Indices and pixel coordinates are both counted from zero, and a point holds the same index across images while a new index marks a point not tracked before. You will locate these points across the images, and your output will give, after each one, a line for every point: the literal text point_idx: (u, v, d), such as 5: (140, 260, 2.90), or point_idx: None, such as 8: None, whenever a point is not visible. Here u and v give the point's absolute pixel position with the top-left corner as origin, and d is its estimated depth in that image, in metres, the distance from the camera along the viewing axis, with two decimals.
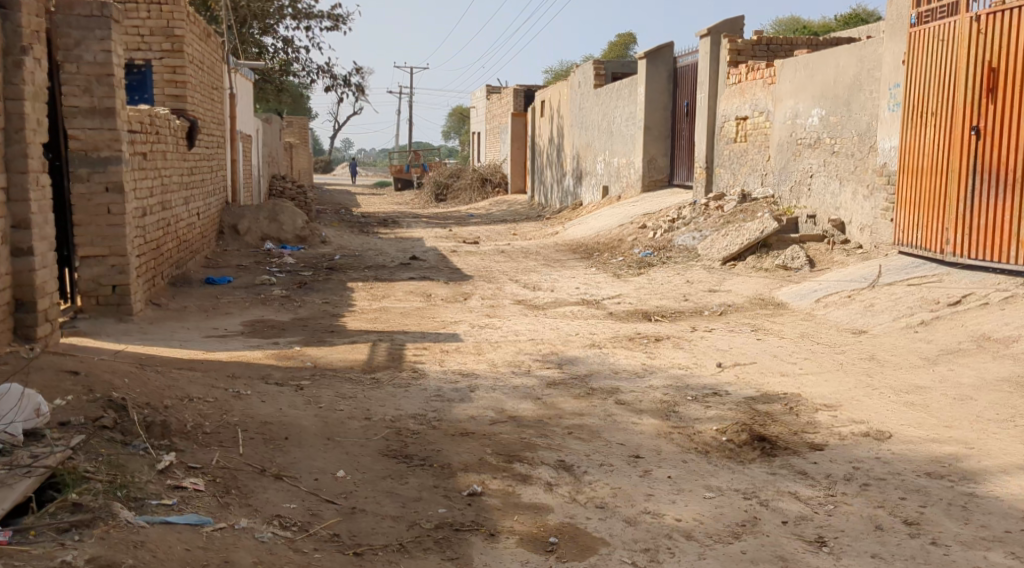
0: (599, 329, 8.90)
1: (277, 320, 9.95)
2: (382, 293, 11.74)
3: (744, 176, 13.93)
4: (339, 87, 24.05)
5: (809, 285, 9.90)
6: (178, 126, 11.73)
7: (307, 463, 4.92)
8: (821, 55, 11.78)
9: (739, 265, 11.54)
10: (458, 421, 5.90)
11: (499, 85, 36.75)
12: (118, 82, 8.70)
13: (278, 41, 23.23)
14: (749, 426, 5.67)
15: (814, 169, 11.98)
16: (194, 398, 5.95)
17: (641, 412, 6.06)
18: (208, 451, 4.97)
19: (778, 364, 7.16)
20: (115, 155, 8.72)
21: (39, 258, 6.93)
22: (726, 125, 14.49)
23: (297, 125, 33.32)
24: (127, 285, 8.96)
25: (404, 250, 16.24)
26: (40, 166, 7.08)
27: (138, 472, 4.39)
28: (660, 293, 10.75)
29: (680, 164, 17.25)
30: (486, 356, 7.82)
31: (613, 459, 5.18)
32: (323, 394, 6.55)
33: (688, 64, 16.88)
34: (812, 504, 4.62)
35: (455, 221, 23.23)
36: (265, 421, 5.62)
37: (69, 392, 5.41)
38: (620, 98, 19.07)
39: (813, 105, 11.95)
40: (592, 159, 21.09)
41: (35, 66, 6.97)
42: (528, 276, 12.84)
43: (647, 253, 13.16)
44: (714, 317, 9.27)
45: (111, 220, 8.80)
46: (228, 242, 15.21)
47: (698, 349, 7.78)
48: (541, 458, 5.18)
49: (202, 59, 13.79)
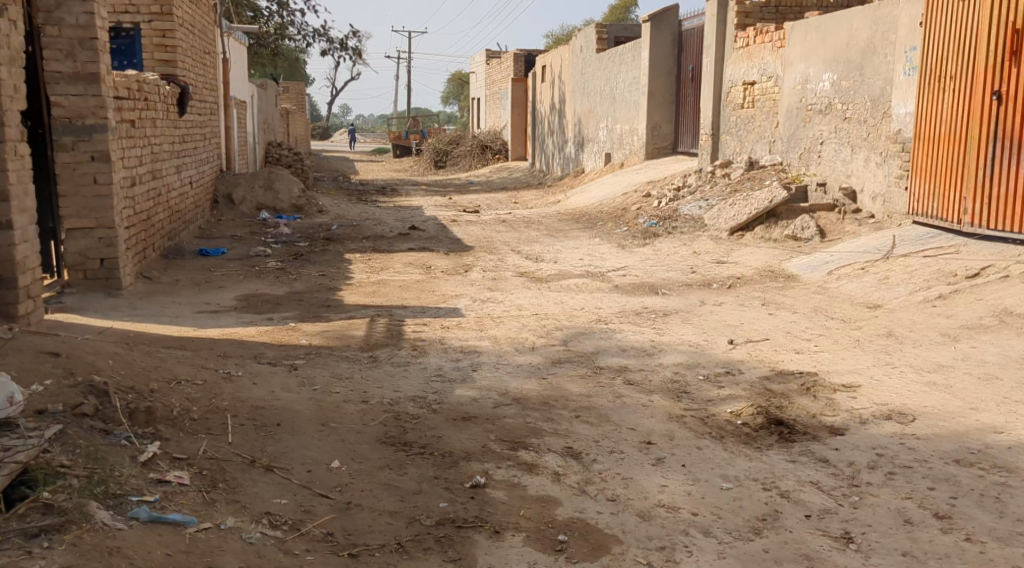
0: (605, 302, 8.61)
1: (272, 294, 9.65)
2: (380, 265, 11.42)
3: (752, 143, 13.58)
4: (336, 51, 23.55)
5: (820, 256, 9.60)
6: (168, 92, 11.35)
7: (300, 453, 4.63)
8: (833, 16, 11.38)
9: (747, 236, 11.27)
10: (460, 404, 5.62)
11: (499, 50, 36.21)
12: (102, 45, 8.32)
13: (274, 5, 22.67)
14: (766, 408, 5.37)
15: (825, 135, 11.63)
16: (182, 380, 5.67)
17: (651, 393, 5.77)
18: (195, 440, 4.69)
19: (792, 341, 6.87)
20: (100, 123, 8.37)
21: (20, 232, 6.66)
22: (733, 90, 14.10)
23: (294, 90, 32.85)
24: (115, 259, 8.66)
25: (404, 219, 15.91)
26: (18, 135, 6.76)
27: (119, 465, 4.10)
28: (667, 265, 10.46)
29: (685, 130, 16.88)
30: (489, 332, 7.53)
31: (624, 446, 4.88)
32: (318, 374, 6.28)
33: (694, 27, 16.46)
34: (837, 496, 4.32)
35: (456, 189, 22.91)
36: (257, 405, 5.34)
37: (49, 376, 5.15)
38: (623, 62, 18.65)
39: (824, 69, 11.58)
40: (595, 126, 20.68)
41: (10, 29, 6.61)
42: (530, 246, 12.54)
43: (651, 223, 12.85)
44: (723, 290, 8.98)
45: (98, 190, 8.48)
46: (223, 212, 14.89)
47: (708, 324, 7.49)
48: (547, 445, 4.89)
49: (194, 23, 13.38)
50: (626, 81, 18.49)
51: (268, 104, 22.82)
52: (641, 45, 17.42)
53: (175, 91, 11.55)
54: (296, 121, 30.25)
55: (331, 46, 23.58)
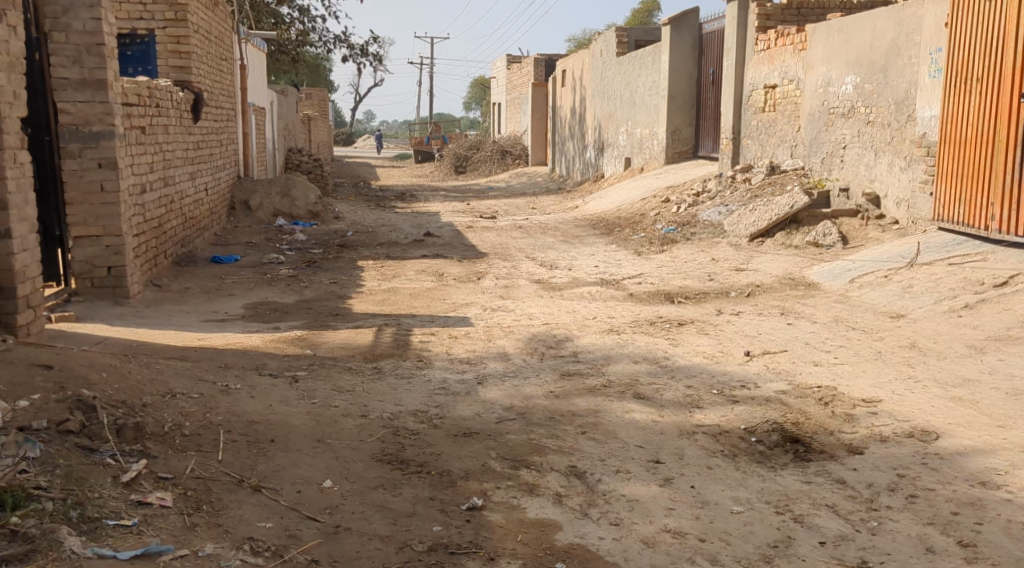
0: (619, 311, 8.38)
1: (281, 302, 9.48)
2: (392, 272, 11.24)
3: (772, 148, 13.30)
4: (357, 56, 23.42)
5: (843, 263, 9.34)
6: (181, 99, 11.23)
7: (291, 471, 4.44)
8: (856, 18, 11.10)
9: (767, 242, 11.03)
10: (462, 419, 5.41)
11: (519, 55, 36.10)
12: (109, 51, 8.19)
13: (295, 11, 22.58)
14: (782, 425, 5.12)
15: (848, 139, 11.34)
16: (178, 394, 5.50)
17: (662, 408, 5.54)
18: (184, 457, 4.51)
19: (811, 352, 6.61)
20: (108, 130, 8.23)
21: (19, 241, 6.53)
22: (754, 94, 13.83)
23: (316, 97, 32.82)
24: (122, 267, 8.51)
25: (420, 225, 15.76)
26: (18, 142, 6.62)
27: (98, 486, 3.93)
28: (684, 272, 10.22)
29: (705, 135, 16.62)
30: (497, 342, 7.33)
31: (630, 465, 4.65)
32: (320, 387, 6.09)
33: (715, 30, 16.20)
34: (854, 521, 4.06)
35: (474, 194, 22.78)
36: (252, 420, 5.16)
37: (38, 391, 5.00)
38: (642, 66, 18.41)
39: (847, 72, 11.30)
40: (615, 131, 20.44)
41: (10, 34, 6.48)
42: (545, 252, 12.34)
43: (670, 229, 12.61)
44: (741, 299, 8.73)
45: (105, 198, 8.34)
46: (240, 218, 14.78)
47: (724, 335, 7.25)
48: (550, 463, 4.67)
49: (210, 29, 13.28)
50: (646, 86, 18.25)
51: (289, 111, 22.74)
52: (662, 49, 17.18)
53: (189, 98, 11.44)
54: (317, 128, 30.23)
55: (351, 51, 23.45)
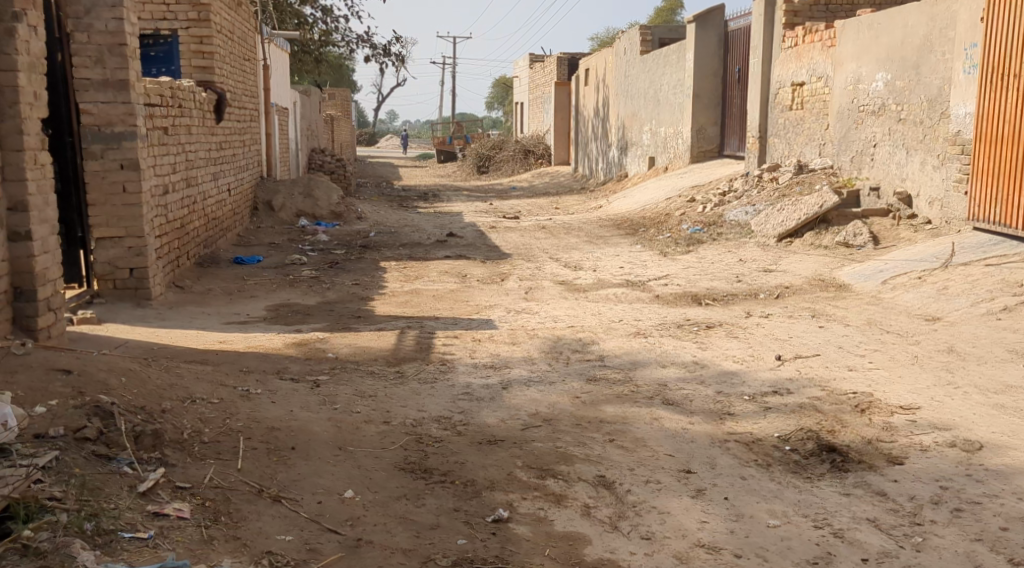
0: (645, 314, 8.22)
1: (303, 304, 9.39)
2: (414, 273, 11.13)
3: (800, 146, 13.08)
4: (379, 56, 23.34)
5: (875, 264, 9.13)
6: (204, 99, 11.18)
7: (311, 481, 4.32)
8: (887, 14, 10.88)
9: (796, 242, 10.82)
10: (487, 426, 5.27)
11: (542, 55, 35.92)
12: (131, 51, 8.12)
13: (317, 11, 22.52)
14: (817, 433, 4.94)
15: (878, 137, 11.11)
16: (198, 399, 5.40)
17: (692, 415, 5.38)
18: (202, 466, 4.40)
19: (845, 357, 6.43)
20: (130, 130, 8.15)
21: (40, 243, 6.43)
22: (781, 92, 13.61)
23: (338, 97, 32.77)
24: (145, 269, 8.42)
25: (442, 225, 15.63)
26: (39, 143, 6.52)
27: (115, 496, 3.84)
28: (711, 273, 10.03)
29: (731, 133, 16.41)
30: (522, 346, 7.19)
31: (661, 475, 4.50)
32: (341, 391, 5.97)
33: (741, 27, 15.99)
34: (897, 536, 3.90)
35: (497, 194, 22.66)
36: (272, 426, 5.04)
37: (56, 396, 4.90)
38: (667, 65, 18.21)
39: (878, 69, 11.08)
40: (639, 130, 20.25)
41: (30, 35, 6.40)
42: (569, 253, 12.18)
43: (696, 229, 12.43)
44: (770, 301, 8.55)
45: (127, 199, 8.26)
46: (263, 219, 14.73)
47: (755, 338, 7.07)
48: (578, 473, 4.53)
49: (233, 29, 13.23)
50: (670, 84, 18.05)
51: (312, 112, 22.68)
52: (686, 47, 16.98)
53: (211, 98, 11.38)
54: (340, 128, 30.18)
55: (374, 51, 23.38)
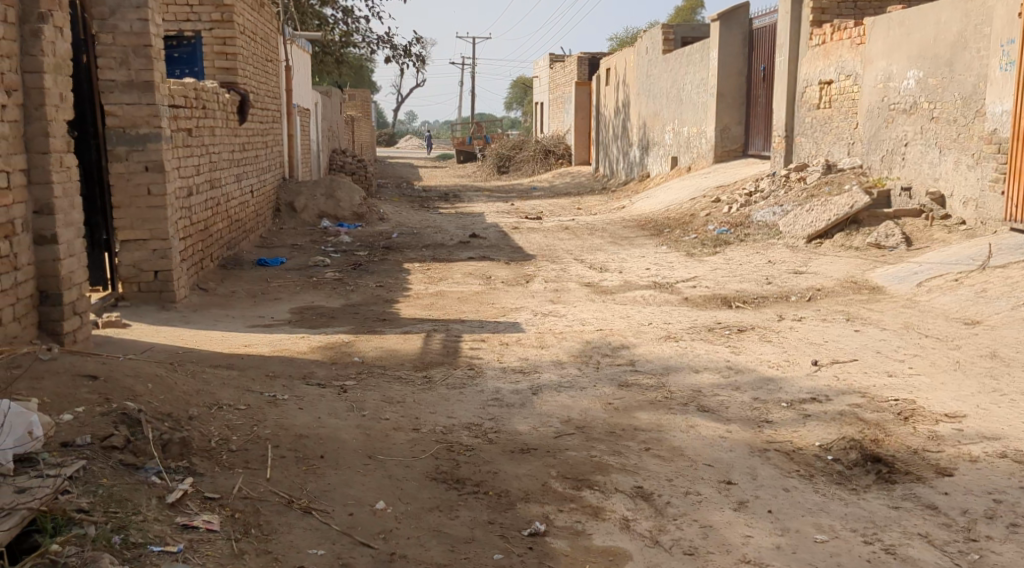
0: (675, 317, 8.08)
1: (327, 307, 9.30)
2: (439, 275, 11.03)
3: (828, 145, 12.88)
4: (400, 57, 23.28)
5: (908, 266, 8.95)
6: (228, 100, 11.13)
7: (341, 492, 4.22)
8: (919, 11, 10.69)
9: (825, 243, 10.65)
10: (518, 434, 5.16)
11: (562, 54, 35.75)
12: (156, 52, 8.06)
13: (338, 13, 22.48)
14: (860, 442, 4.80)
15: (909, 136, 10.90)
16: (225, 406, 5.32)
17: (730, 423, 5.25)
18: (231, 475, 4.31)
19: (882, 362, 6.28)
20: (155, 132, 8.09)
21: (65, 246, 6.36)
22: (808, 91, 13.42)
23: (359, 97, 32.71)
24: (169, 271, 8.35)
25: (465, 226, 15.54)
26: (65, 145, 6.44)
27: (143, 507, 3.75)
28: (740, 275, 9.88)
29: (756, 132, 16.23)
30: (551, 350, 7.07)
31: (700, 486, 4.38)
32: (369, 397, 5.87)
33: (767, 25, 15.80)
34: (951, 553, 3.76)
35: (518, 194, 22.55)
36: (301, 433, 4.95)
37: (82, 403, 4.83)
38: (690, 64, 18.03)
39: (909, 67, 10.89)
40: (661, 130, 20.08)
41: (56, 36, 6.35)
42: (594, 254, 12.05)
43: (722, 230, 12.27)
44: (802, 303, 8.39)
45: (151, 201, 8.19)
46: (286, 220, 14.69)
47: (789, 343, 6.92)
48: (614, 484, 4.41)
49: (256, 30, 13.19)
50: (693, 83, 17.86)
51: (333, 113, 22.65)
52: (710, 46, 16.80)
53: (235, 100, 11.33)
54: (360, 128, 30.15)
55: (394, 52, 23.32)
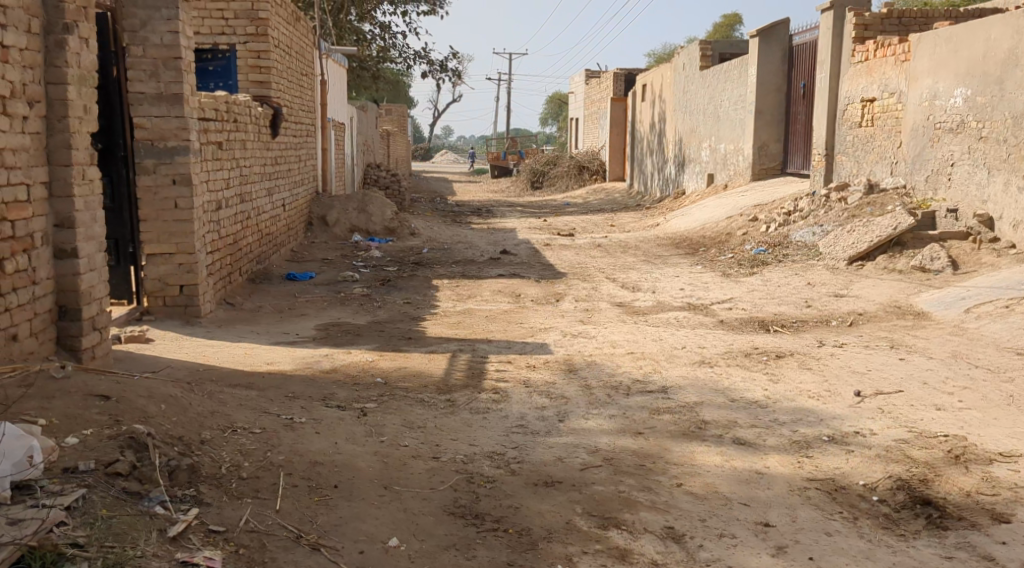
0: (710, 340, 7.79)
1: (353, 324, 9.10)
2: (468, 292, 10.82)
3: (871, 164, 12.51)
4: (436, 72, 23.19)
5: (954, 291, 8.60)
6: (261, 114, 11.02)
7: (353, 526, 4.02)
8: (968, 27, 10.37)
9: (868, 265, 10.32)
10: (543, 464, 4.91)
11: (599, 71, 35.55)
12: (187, 65, 7.94)
13: (376, 28, 22.47)
14: (907, 481, 4.58)
15: (956, 156, 10.54)
16: (239, 429, 5.11)
17: (766, 456, 4.98)
18: (238, 505, 4.09)
19: (930, 394, 5.96)
20: (183, 145, 7.94)
21: (86, 261, 6.21)
22: (850, 108, 13.07)
23: (394, 112, 32.66)
24: (195, 286, 8.16)
25: (496, 242, 15.31)
26: (88, 158, 6.29)
27: (142, 542, 3.56)
28: (778, 297, 9.57)
29: (795, 150, 15.88)
30: (581, 373, 6.81)
31: (735, 528, 4.20)
32: (388, 422, 5.64)
33: (807, 41, 15.48)
34: None
35: (552, 210, 22.32)
36: (315, 460, 4.73)
37: (92, 425, 4.64)
38: (727, 80, 17.73)
39: (956, 85, 10.55)
40: (697, 147, 19.74)
41: (81, 46, 6.21)
42: (627, 273, 11.77)
43: (760, 250, 11.95)
44: (844, 329, 8.07)
45: (178, 214, 8.02)
46: (317, 234, 14.55)
47: (830, 371, 6.61)
48: (643, 523, 4.22)
49: (291, 44, 13.10)
50: (731, 100, 17.55)
51: (368, 127, 22.57)
52: (749, 62, 16.49)
53: (267, 113, 11.22)
54: (396, 143, 30.12)
55: (431, 67, 23.24)
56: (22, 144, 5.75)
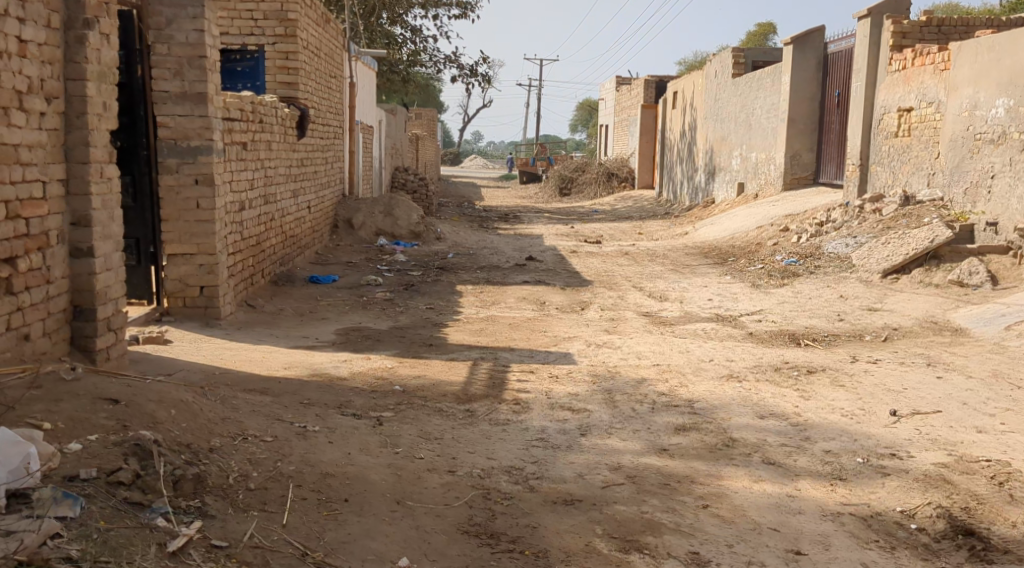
0: (738, 354, 7.55)
1: (374, 329, 8.94)
2: (493, 298, 10.63)
3: (906, 176, 12.21)
4: (466, 77, 23.06)
5: (994, 307, 8.31)
6: (287, 115, 10.89)
7: (362, 545, 3.86)
8: (1011, 36, 10.08)
9: (902, 279, 10.04)
10: (563, 481, 4.72)
11: (630, 77, 35.29)
12: (212, 64, 7.81)
13: (407, 31, 22.38)
14: (948, 510, 4.37)
15: (997, 168, 10.23)
16: (250, 437, 4.93)
17: (797, 478, 4.75)
18: (244, 518, 3.93)
19: (970, 416, 5.71)
20: (206, 145, 7.81)
21: (102, 260, 6.07)
22: (886, 118, 12.77)
23: (423, 115, 32.52)
24: (215, 287, 8.02)
25: (522, 248, 15.13)
26: (107, 156, 6.15)
27: (138, 558, 3.41)
28: (810, 310, 9.31)
29: (829, 160, 15.57)
30: (604, 385, 6.61)
31: (765, 555, 4.01)
32: (405, 432, 5.45)
33: (842, 49, 15.19)
34: None
35: (579, 216, 22.11)
36: (327, 472, 4.55)
37: (97, 430, 4.47)
38: (760, 88, 17.44)
39: (998, 95, 10.24)
40: (728, 155, 19.45)
41: (102, 42, 6.08)
42: (654, 282, 11.53)
43: (791, 261, 11.67)
44: (878, 345, 7.80)
45: (200, 215, 7.90)
46: (342, 237, 14.43)
47: (864, 389, 6.36)
48: (667, 547, 4.03)
49: (320, 45, 12.98)
50: (763, 108, 17.26)
51: (397, 130, 22.45)
52: (783, 70, 16.20)
53: (294, 114, 11.08)
54: (425, 147, 30.00)
55: (461, 71, 23.11)
56: (39, 140, 5.62)
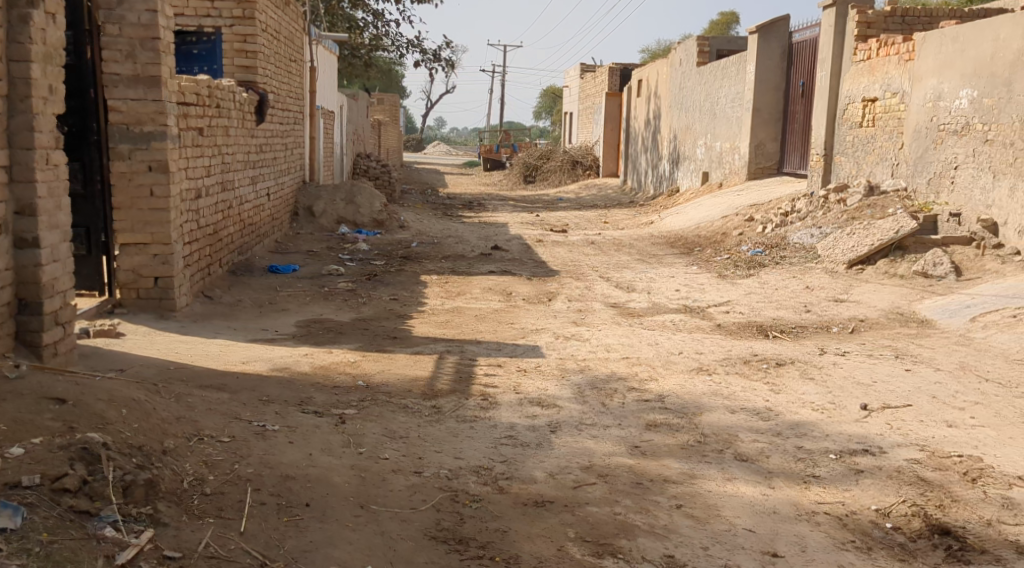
0: (707, 346, 7.45)
1: (336, 321, 8.73)
2: (457, 289, 10.45)
3: (870, 166, 12.20)
4: (429, 62, 22.80)
5: (960, 298, 8.29)
6: (245, 100, 10.61)
7: (324, 553, 3.69)
8: (975, 26, 10.07)
9: (868, 269, 10.01)
10: (533, 481, 4.57)
11: (595, 64, 35.15)
12: (165, 46, 7.53)
13: (368, 15, 22.07)
14: (923, 509, 4.28)
15: (960, 159, 10.22)
16: (206, 438, 4.73)
17: (770, 476, 4.65)
18: (198, 526, 3.74)
19: (941, 410, 5.64)
20: (160, 131, 7.55)
21: (49, 251, 5.80)
22: (850, 108, 12.75)
23: (386, 100, 32.15)
24: (170, 279, 7.76)
25: (486, 237, 14.96)
26: (53, 142, 5.87)
27: None
28: (776, 301, 9.24)
29: (793, 149, 15.55)
30: (572, 380, 6.46)
31: (740, 557, 3.90)
32: (368, 431, 5.27)
33: (807, 38, 15.15)
34: None
35: (544, 205, 21.96)
36: (287, 474, 4.36)
37: (43, 433, 4.24)
38: (725, 77, 17.38)
39: (962, 86, 10.23)
40: (693, 143, 19.39)
41: (47, 22, 5.79)
42: (620, 272, 11.41)
43: (757, 252, 11.62)
44: (846, 336, 7.74)
45: (154, 203, 7.63)
46: (302, 225, 14.15)
47: (834, 382, 6.28)
48: (641, 551, 3.91)
49: (280, 30, 12.68)
50: (728, 97, 17.20)
51: (359, 116, 22.14)
52: (748, 58, 16.14)
53: (252, 99, 10.80)
54: (388, 133, 29.65)
55: (424, 56, 22.84)
56: None
